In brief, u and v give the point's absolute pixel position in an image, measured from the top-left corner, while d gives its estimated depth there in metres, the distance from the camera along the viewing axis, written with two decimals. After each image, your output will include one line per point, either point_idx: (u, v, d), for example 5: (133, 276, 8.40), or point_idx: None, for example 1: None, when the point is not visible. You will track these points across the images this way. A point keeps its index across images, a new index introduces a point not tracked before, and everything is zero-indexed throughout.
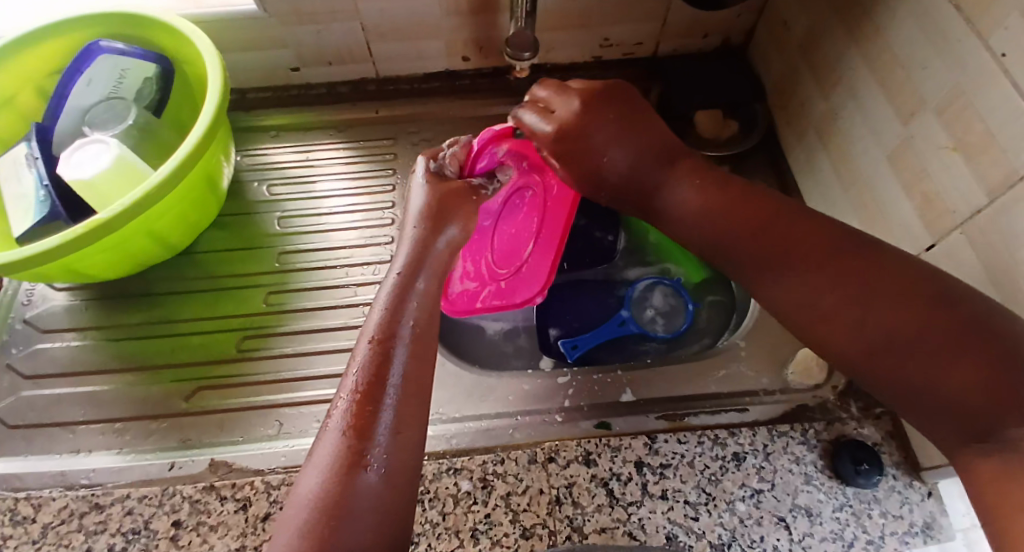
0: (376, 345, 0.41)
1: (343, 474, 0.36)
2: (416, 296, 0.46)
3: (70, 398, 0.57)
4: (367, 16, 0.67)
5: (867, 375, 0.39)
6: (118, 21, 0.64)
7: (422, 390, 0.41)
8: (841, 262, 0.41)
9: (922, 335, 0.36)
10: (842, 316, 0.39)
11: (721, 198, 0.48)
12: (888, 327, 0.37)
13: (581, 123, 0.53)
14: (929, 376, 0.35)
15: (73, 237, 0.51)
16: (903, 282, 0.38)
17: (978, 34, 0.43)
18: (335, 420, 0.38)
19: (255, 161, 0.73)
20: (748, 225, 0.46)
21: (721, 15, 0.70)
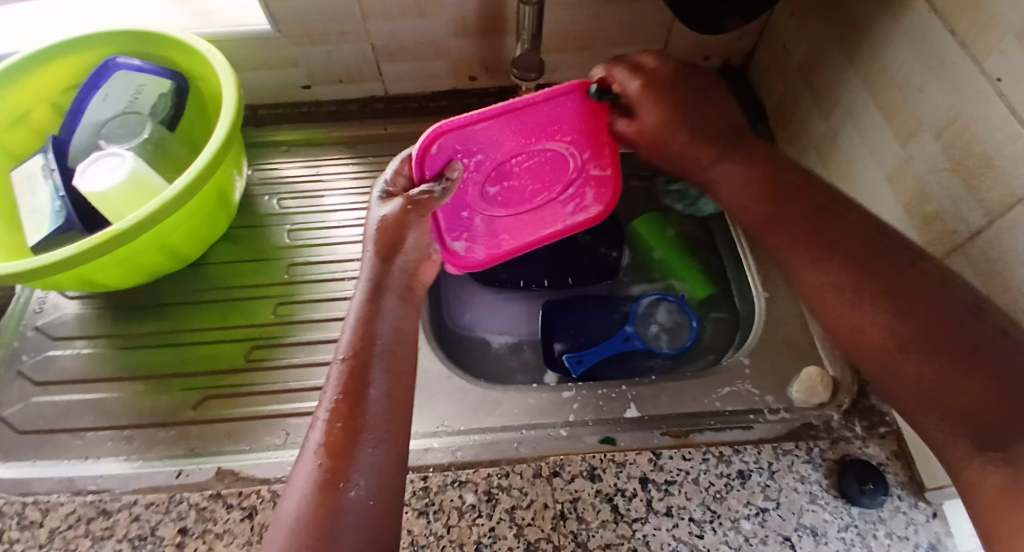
0: (352, 358, 0.42)
1: (322, 494, 0.37)
2: (393, 297, 0.46)
3: (78, 406, 0.58)
4: (379, 36, 0.69)
5: (889, 371, 0.40)
6: (136, 39, 0.67)
7: (397, 403, 0.42)
8: (871, 267, 0.42)
9: (948, 340, 0.38)
10: (868, 319, 0.41)
11: (766, 177, 0.50)
12: (904, 340, 0.39)
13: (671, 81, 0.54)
14: (952, 377, 0.37)
15: (86, 250, 0.52)
16: (931, 294, 0.40)
17: (973, 59, 0.44)
18: (313, 438, 0.39)
19: (266, 176, 0.74)
20: (790, 212, 0.47)
21: (721, 39, 0.72)
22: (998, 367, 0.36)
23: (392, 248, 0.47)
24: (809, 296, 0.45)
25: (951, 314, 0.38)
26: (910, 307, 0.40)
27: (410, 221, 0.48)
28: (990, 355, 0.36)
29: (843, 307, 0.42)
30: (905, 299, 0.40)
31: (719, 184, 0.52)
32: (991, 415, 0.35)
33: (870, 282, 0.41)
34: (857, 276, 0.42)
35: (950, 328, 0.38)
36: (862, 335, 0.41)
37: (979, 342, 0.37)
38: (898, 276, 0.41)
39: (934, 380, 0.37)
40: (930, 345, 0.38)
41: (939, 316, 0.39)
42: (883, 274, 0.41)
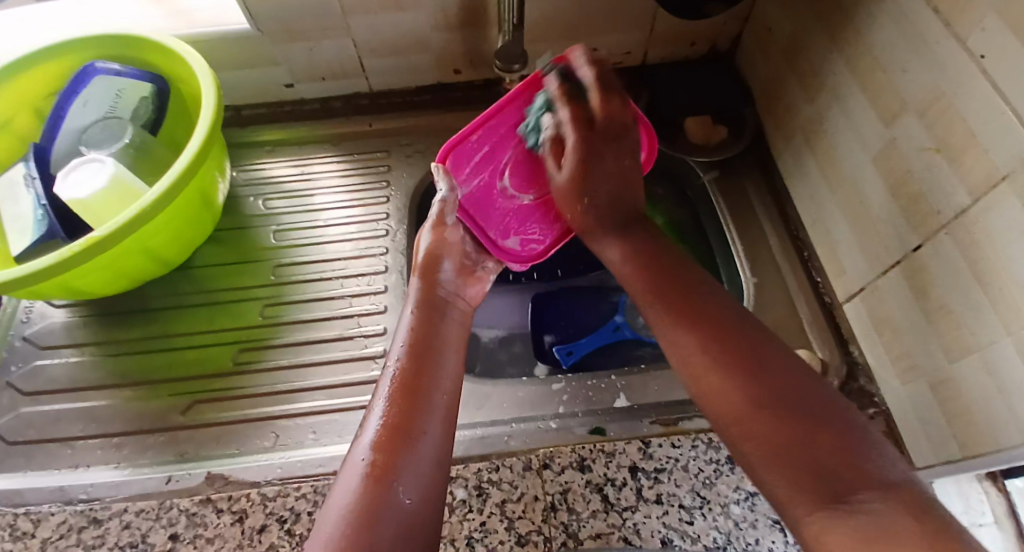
0: (405, 362, 0.44)
1: (370, 486, 0.37)
2: (443, 313, 0.50)
3: (68, 414, 0.58)
4: (359, 32, 0.68)
5: (744, 428, 0.37)
6: (111, 43, 0.66)
7: (449, 409, 0.43)
8: (725, 328, 0.41)
9: (800, 403, 0.36)
10: (723, 382, 0.39)
11: (643, 265, 0.48)
12: (769, 390, 0.37)
13: (588, 143, 0.53)
14: (800, 433, 0.35)
15: (64, 260, 0.51)
16: (774, 360, 0.39)
17: (956, 37, 0.43)
18: (365, 434, 0.40)
19: (250, 176, 0.74)
20: (664, 289, 0.46)
21: (706, 24, 0.71)
22: (844, 425, 0.35)
23: (429, 270, 0.53)
24: (679, 362, 0.42)
25: (801, 384, 0.37)
26: (763, 377, 0.38)
27: (442, 251, 0.55)
28: (837, 418, 0.35)
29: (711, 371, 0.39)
30: (757, 373, 0.38)
31: (619, 268, 0.50)
32: (841, 463, 0.33)
33: (734, 350, 0.40)
34: (710, 349, 0.40)
35: (793, 387, 0.37)
36: (725, 399, 0.38)
37: (820, 407, 0.36)
38: (744, 342, 0.40)
39: (783, 439, 0.35)
40: (788, 405, 0.36)
41: (789, 380, 0.37)
42: (734, 347, 0.40)
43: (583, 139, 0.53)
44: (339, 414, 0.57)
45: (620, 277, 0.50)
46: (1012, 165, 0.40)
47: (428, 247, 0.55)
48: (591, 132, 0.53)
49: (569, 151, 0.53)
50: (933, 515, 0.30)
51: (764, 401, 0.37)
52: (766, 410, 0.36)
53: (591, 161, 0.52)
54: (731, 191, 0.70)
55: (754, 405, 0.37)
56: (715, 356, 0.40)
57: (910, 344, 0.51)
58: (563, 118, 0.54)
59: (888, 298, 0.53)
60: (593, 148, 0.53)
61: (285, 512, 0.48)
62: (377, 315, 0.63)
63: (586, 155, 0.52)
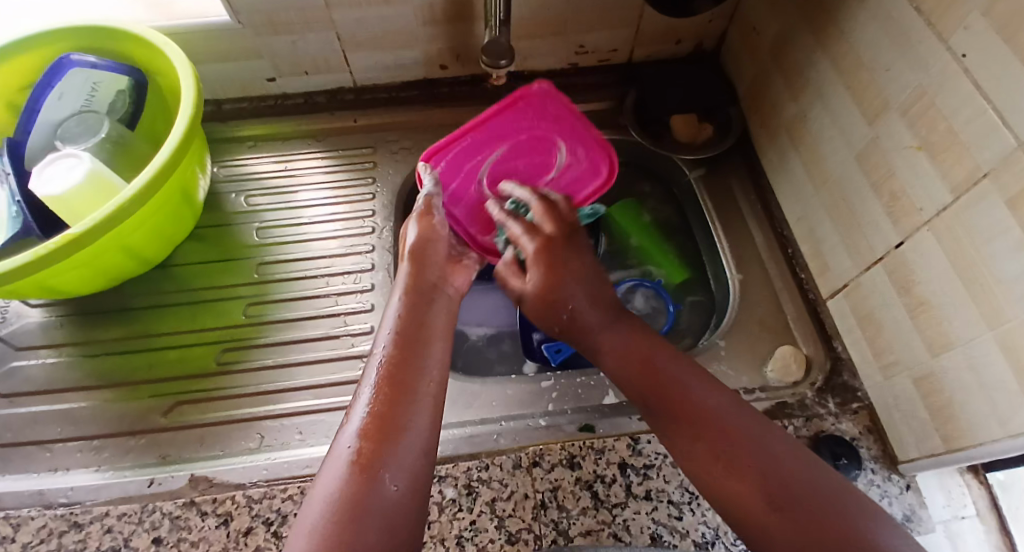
0: (391, 351, 0.44)
1: (356, 476, 0.36)
2: (428, 297, 0.50)
3: (46, 416, 0.56)
4: (344, 26, 0.67)
5: (758, 528, 0.37)
6: (83, 35, 0.64)
7: (437, 399, 0.43)
8: (708, 408, 0.43)
9: (803, 494, 0.37)
10: (736, 479, 0.39)
11: (641, 355, 0.47)
12: (766, 467, 0.39)
13: (554, 283, 0.51)
14: (807, 528, 0.36)
15: (39, 257, 0.50)
16: (768, 441, 0.40)
17: (938, 36, 0.44)
18: (349, 424, 0.40)
19: (232, 172, 0.72)
20: (666, 411, 0.44)
21: (693, 21, 0.71)
22: (842, 508, 0.36)
23: (417, 260, 0.52)
24: (672, 448, 0.43)
25: (796, 460, 0.39)
26: (770, 472, 0.38)
27: (431, 239, 0.54)
28: (837, 499, 0.37)
29: (718, 476, 0.40)
30: (766, 471, 0.39)
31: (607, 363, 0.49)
32: (850, 549, 0.34)
33: (733, 457, 0.40)
34: (721, 456, 0.40)
35: (795, 470, 0.39)
36: (736, 497, 0.39)
37: (826, 489, 0.38)
38: (745, 432, 0.41)
39: (795, 536, 0.36)
40: (795, 496, 0.37)
41: (796, 469, 0.39)
42: (732, 450, 0.40)
43: (540, 249, 0.53)
44: (326, 413, 0.56)
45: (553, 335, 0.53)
46: (994, 164, 0.40)
47: (416, 235, 0.54)
48: (548, 239, 0.53)
49: (530, 263, 0.53)
50: None
51: (773, 496, 0.37)
52: (775, 511, 0.37)
53: (559, 279, 0.52)
54: (717, 189, 0.70)
55: (765, 500, 0.38)
56: (722, 465, 0.40)
57: (893, 340, 0.51)
58: (529, 252, 0.53)
59: (872, 294, 0.53)
60: (551, 258, 0.52)
61: (271, 514, 0.47)
62: (363, 314, 0.63)
63: (552, 280, 0.52)
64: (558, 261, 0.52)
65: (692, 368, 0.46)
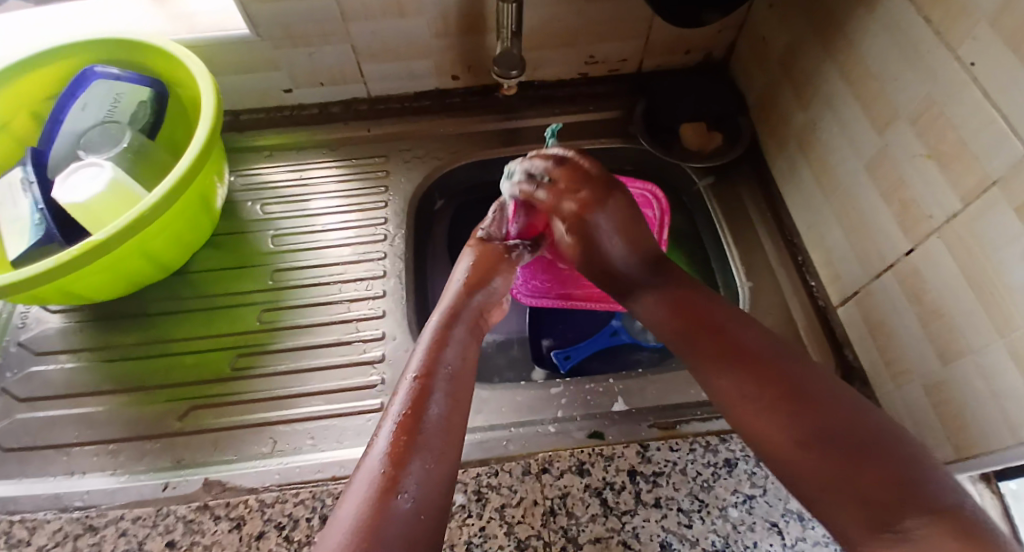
0: (422, 377, 0.46)
1: (381, 497, 0.38)
2: (459, 330, 0.52)
3: (63, 420, 0.57)
4: (359, 38, 0.68)
5: (793, 468, 0.40)
6: (111, 47, 0.66)
7: (459, 423, 0.45)
8: (759, 362, 0.45)
9: (839, 432, 0.39)
10: (767, 421, 0.42)
11: (680, 304, 0.51)
12: (811, 418, 0.40)
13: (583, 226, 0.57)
14: (845, 470, 0.37)
15: (62, 264, 0.51)
16: (797, 375, 0.43)
17: (947, 46, 0.44)
18: (378, 444, 0.42)
19: (248, 181, 0.74)
20: (693, 333, 0.49)
21: (701, 33, 0.72)
22: (883, 452, 0.37)
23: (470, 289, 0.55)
24: (710, 395, 0.46)
25: (848, 412, 0.40)
26: (809, 414, 0.41)
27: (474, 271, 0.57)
28: (879, 441, 0.38)
29: (753, 413, 0.43)
30: (800, 404, 0.41)
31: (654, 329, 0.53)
32: (891, 494, 0.35)
33: (768, 387, 0.43)
34: (754, 381, 0.44)
35: (826, 411, 0.40)
36: (773, 437, 0.41)
37: (867, 434, 0.39)
38: (772, 368, 0.44)
39: (831, 477, 0.38)
40: (825, 433, 0.39)
41: (834, 408, 0.40)
42: (762, 363, 0.45)
43: (575, 215, 0.58)
44: (337, 419, 0.56)
45: (660, 334, 0.52)
46: (1003, 171, 0.40)
47: (468, 276, 0.57)
48: (580, 202, 0.57)
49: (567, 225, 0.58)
50: (980, 535, 0.33)
51: (807, 437, 0.40)
52: (809, 450, 0.39)
53: (595, 233, 0.57)
54: (727, 197, 0.70)
55: (798, 445, 0.40)
56: (757, 401, 0.43)
57: (904, 348, 0.51)
58: (563, 212, 0.58)
59: (883, 303, 0.53)
60: (581, 224, 0.57)
61: (282, 519, 0.48)
62: (375, 320, 0.63)
63: (586, 225, 0.57)
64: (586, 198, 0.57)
65: (740, 324, 0.48)
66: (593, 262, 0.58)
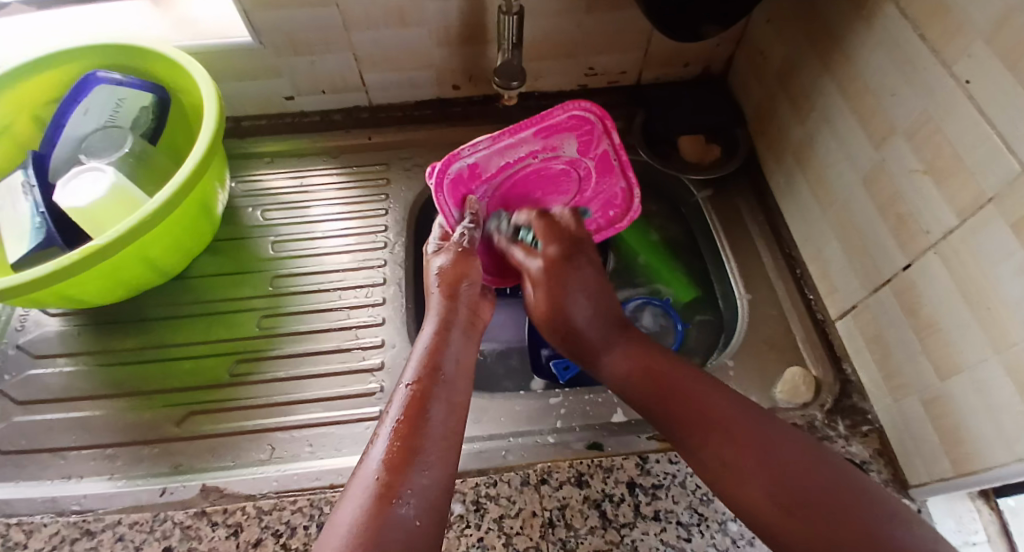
0: (417, 384, 0.46)
1: (377, 503, 0.38)
2: (455, 333, 0.52)
3: (61, 424, 0.57)
4: (361, 47, 0.69)
5: (777, 535, 0.40)
6: (114, 52, 0.66)
7: (455, 428, 0.45)
8: (736, 429, 0.44)
9: (813, 493, 0.40)
10: (750, 488, 0.41)
11: (647, 366, 0.50)
12: (797, 486, 0.40)
13: (561, 270, 0.56)
14: (824, 531, 0.38)
15: (63, 268, 0.51)
16: (766, 436, 0.43)
17: (943, 64, 0.45)
18: (375, 450, 0.41)
19: (250, 187, 0.74)
20: (660, 399, 0.48)
21: (700, 46, 0.73)
22: (853, 510, 0.39)
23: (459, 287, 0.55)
24: (689, 454, 0.45)
25: (828, 481, 0.40)
26: (791, 483, 0.40)
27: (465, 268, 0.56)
28: (849, 500, 0.39)
29: (732, 478, 0.42)
30: (783, 474, 0.41)
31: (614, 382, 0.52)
32: None
33: (742, 450, 0.43)
34: (734, 447, 0.43)
35: (797, 470, 0.41)
36: (756, 502, 0.41)
37: (851, 504, 0.39)
38: (740, 429, 0.44)
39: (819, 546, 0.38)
40: (801, 496, 0.40)
41: (814, 476, 0.41)
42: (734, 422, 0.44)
43: (540, 272, 0.56)
44: (336, 427, 0.56)
45: (628, 390, 0.50)
46: (999, 189, 0.41)
47: (450, 267, 0.56)
48: (552, 257, 0.56)
49: (535, 279, 0.57)
50: None
51: (785, 502, 0.40)
52: (789, 516, 0.39)
53: (564, 301, 0.55)
54: (726, 209, 0.71)
55: (778, 508, 0.40)
56: (740, 466, 0.42)
57: (900, 362, 0.51)
58: (534, 272, 0.57)
59: (880, 316, 0.54)
60: (552, 272, 0.56)
61: (280, 526, 0.48)
62: (374, 327, 0.63)
63: (560, 292, 0.55)
64: (553, 257, 0.56)
65: (711, 385, 0.47)
66: (556, 323, 0.55)
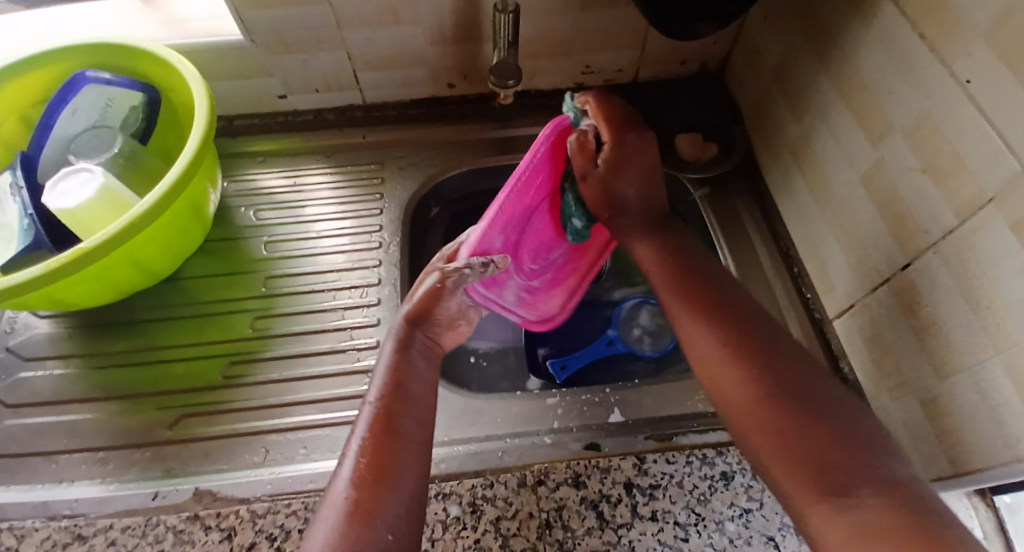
0: (381, 401, 0.45)
1: (349, 525, 0.38)
2: (416, 355, 0.49)
3: (52, 428, 0.56)
4: (355, 45, 0.68)
5: (751, 422, 0.43)
6: (99, 51, 0.65)
7: (424, 440, 0.44)
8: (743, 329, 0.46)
9: (807, 401, 0.42)
10: (738, 377, 0.44)
11: (673, 257, 0.52)
12: (779, 378, 0.43)
13: (628, 151, 0.52)
14: (807, 426, 0.40)
15: (51, 271, 0.50)
16: (786, 355, 0.45)
17: (943, 62, 0.44)
18: (342, 474, 0.41)
19: (242, 187, 0.73)
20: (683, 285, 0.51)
21: (697, 44, 0.72)
22: (848, 427, 0.40)
23: (423, 312, 0.51)
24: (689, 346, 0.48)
25: (802, 376, 0.43)
26: (776, 370, 0.44)
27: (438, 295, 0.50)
28: (859, 433, 0.40)
29: (722, 367, 0.45)
30: (770, 363, 0.44)
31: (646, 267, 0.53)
32: (844, 459, 0.39)
33: (746, 345, 0.45)
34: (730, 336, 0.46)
35: (806, 383, 0.43)
36: (737, 391, 0.44)
37: (825, 403, 0.42)
38: (762, 341, 0.46)
39: (792, 435, 0.41)
40: (775, 360, 0.44)
41: (794, 372, 0.44)
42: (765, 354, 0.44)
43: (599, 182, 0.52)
44: (331, 428, 0.56)
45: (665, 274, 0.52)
46: (999, 189, 0.41)
47: (425, 288, 0.50)
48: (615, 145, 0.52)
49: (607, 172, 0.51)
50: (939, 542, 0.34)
51: (774, 391, 0.42)
52: (802, 457, 0.40)
53: (619, 180, 0.52)
54: (722, 207, 0.70)
55: (763, 399, 0.43)
56: (738, 356, 0.45)
57: (899, 361, 0.51)
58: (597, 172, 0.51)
59: (877, 314, 0.53)
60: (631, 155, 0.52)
61: (274, 530, 0.47)
62: (369, 328, 0.63)
63: (619, 160, 0.52)
64: (641, 134, 0.54)
65: (726, 291, 0.50)
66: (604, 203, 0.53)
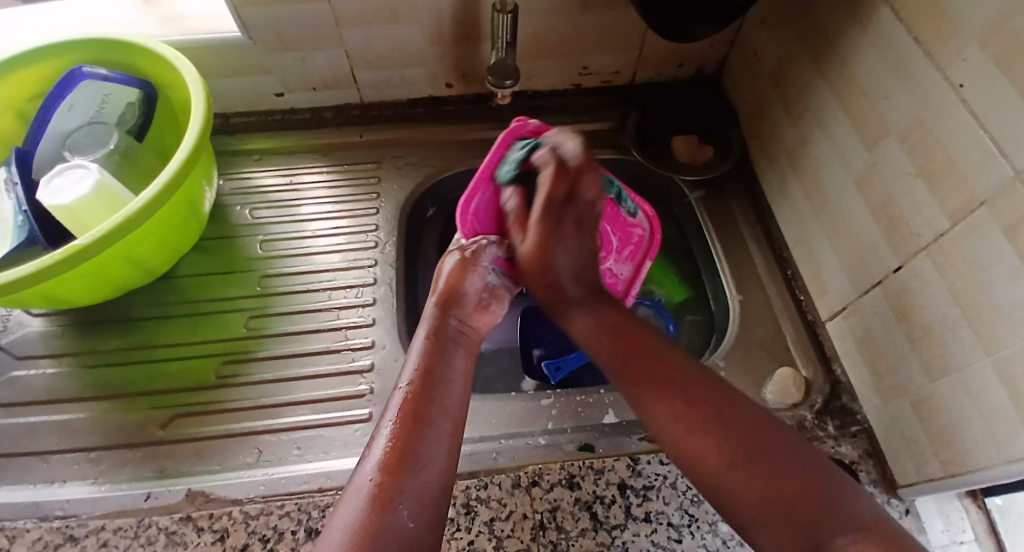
0: (413, 388, 0.45)
1: (372, 506, 0.38)
2: (450, 340, 0.50)
3: (44, 427, 0.56)
4: (352, 43, 0.68)
5: (718, 484, 0.42)
6: (96, 46, 0.65)
7: (456, 432, 0.44)
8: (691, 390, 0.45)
9: (774, 459, 0.41)
10: (700, 439, 0.43)
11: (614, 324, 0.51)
12: (740, 434, 0.42)
13: (558, 214, 0.53)
14: (773, 493, 0.39)
15: (43, 269, 0.50)
16: (746, 413, 0.44)
17: (938, 67, 0.45)
18: (370, 457, 0.41)
19: (238, 185, 0.73)
20: (628, 346, 0.49)
21: (695, 46, 0.73)
22: (811, 474, 0.40)
23: (454, 298, 0.53)
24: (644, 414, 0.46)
25: (766, 431, 0.43)
26: (737, 430, 0.42)
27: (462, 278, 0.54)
28: (825, 479, 0.40)
29: (688, 433, 0.43)
30: (727, 422, 0.43)
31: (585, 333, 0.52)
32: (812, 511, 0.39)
33: (701, 407, 0.44)
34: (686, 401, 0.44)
35: (771, 437, 0.42)
36: (702, 451, 0.42)
37: (790, 453, 0.41)
38: (712, 401, 0.44)
39: (762, 491, 0.40)
40: (737, 415, 0.43)
41: (758, 428, 0.43)
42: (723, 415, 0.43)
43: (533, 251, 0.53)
44: (325, 428, 0.56)
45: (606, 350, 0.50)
46: (992, 194, 0.41)
47: (449, 279, 0.54)
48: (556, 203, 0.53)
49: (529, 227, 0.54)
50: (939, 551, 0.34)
51: (738, 459, 0.41)
52: (766, 519, 0.39)
53: (550, 250, 0.53)
54: (717, 209, 0.71)
55: (728, 463, 0.41)
56: (698, 423, 0.43)
57: (892, 364, 0.51)
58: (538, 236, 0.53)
59: (871, 318, 0.53)
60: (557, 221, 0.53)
61: (267, 531, 0.47)
62: (364, 328, 0.63)
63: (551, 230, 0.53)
64: (579, 167, 0.53)
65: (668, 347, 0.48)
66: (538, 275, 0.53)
